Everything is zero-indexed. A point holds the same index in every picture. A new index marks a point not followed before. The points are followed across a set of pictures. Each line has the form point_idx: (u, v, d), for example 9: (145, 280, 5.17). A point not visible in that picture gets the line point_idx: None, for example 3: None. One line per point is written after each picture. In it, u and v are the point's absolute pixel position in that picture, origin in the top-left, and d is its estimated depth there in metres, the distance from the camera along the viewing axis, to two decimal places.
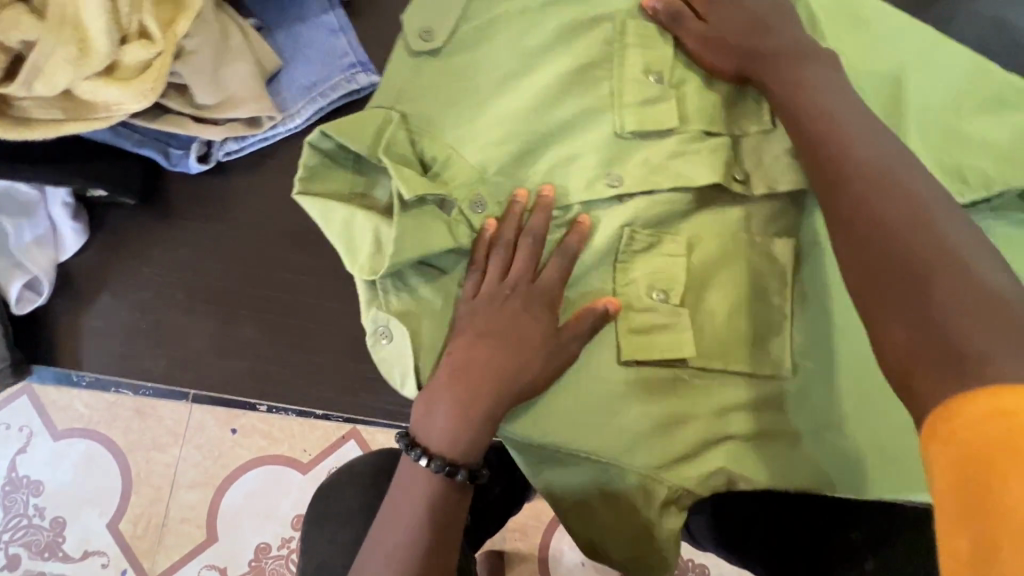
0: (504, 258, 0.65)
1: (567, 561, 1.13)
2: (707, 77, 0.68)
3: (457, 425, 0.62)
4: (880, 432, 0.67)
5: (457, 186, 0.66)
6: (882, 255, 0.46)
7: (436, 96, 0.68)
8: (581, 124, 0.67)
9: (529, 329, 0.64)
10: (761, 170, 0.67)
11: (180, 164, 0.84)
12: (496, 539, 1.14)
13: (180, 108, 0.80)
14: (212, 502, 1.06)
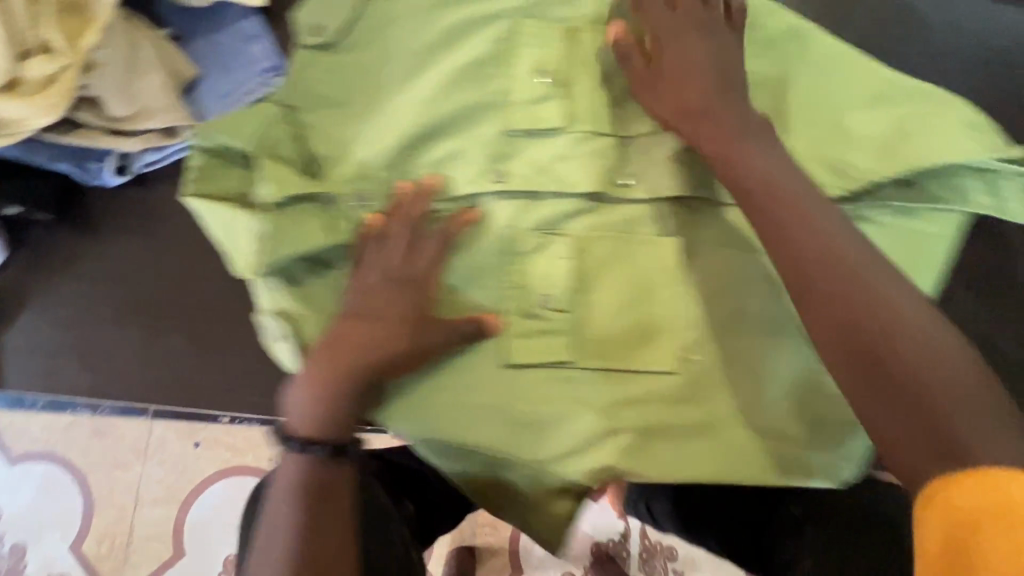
0: (373, 247, 0.53)
1: (539, 553, 1.02)
2: (600, 80, 0.58)
3: (314, 432, 0.49)
4: (798, 456, 0.54)
5: (337, 182, 0.56)
6: (870, 347, 0.43)
7: (320, 101, 0.58)
8: (471, 117, 0.58)
9: (402, 319, 0.52)
10: (646, 176, 0.57)
11: (97, 177, 0.74)
12: (465, 534, 1.03)
13: (93, 120, 0.70)
14: (176, 520, 0.92)
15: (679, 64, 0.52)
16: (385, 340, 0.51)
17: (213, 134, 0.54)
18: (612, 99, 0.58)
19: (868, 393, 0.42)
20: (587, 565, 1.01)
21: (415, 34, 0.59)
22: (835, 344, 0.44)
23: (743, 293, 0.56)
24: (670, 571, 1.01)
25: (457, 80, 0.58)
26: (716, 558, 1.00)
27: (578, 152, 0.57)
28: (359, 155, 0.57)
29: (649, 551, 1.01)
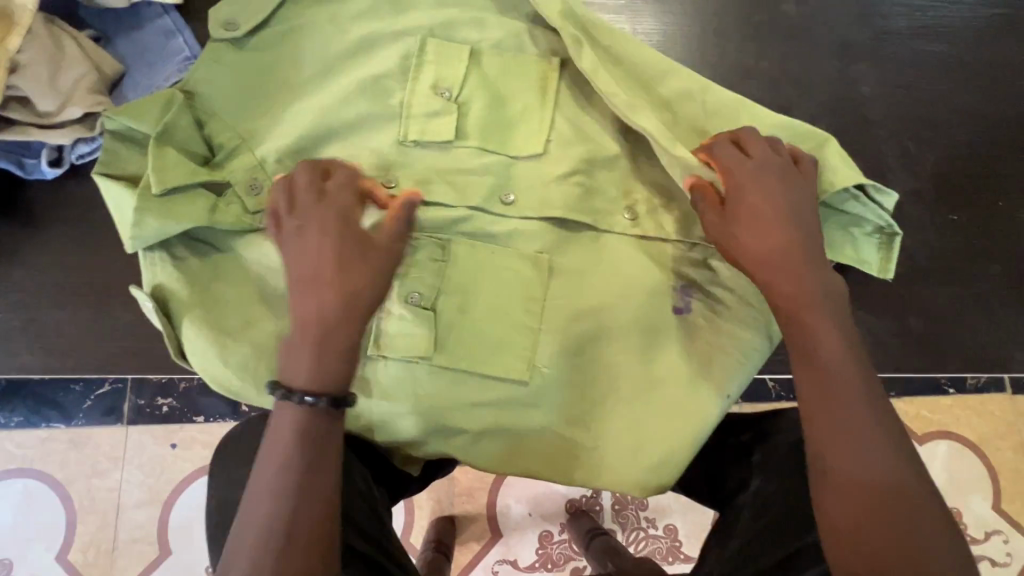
0: (287, 196, 0.52)
1: (515, 514, 1.06)
2: (492, 100, 0.62)
3: (317, 383, 0.48)
4: (635, 432, 0.60)
5: (233, 172, 0.60)
6: (855, 464, 0.47)
7: (224, 100, 0.61)
8: (369, 130, 0.61)
9: (346, 247, 0.50)
10: (526, 199, 0.61)
11: (36, 173, 0.76)
12: (444, 505, 1.06)
13: (25, 119, 0.71)
14: (161, 518, 0.93)
15: (749, 194, 0.53)
16: (350, 271, 0.50)
17: (120, 117, 0.58)
18: (508, 115, 0.62)
19: (819, 397, 0.48)
20: (563, 519, 1.06)
21: (323, 57, 0.62)
22: (807, 353, 0.50)
23: (602, 279, 0.61)
24: (642, 519, 1.06)
25: (359, 96, 0.61)
26: (683, 499, 1.05)
27: (471, 166, 0.61)
28: (259, 150, 0.61)
29: (621, 502, 1.05)
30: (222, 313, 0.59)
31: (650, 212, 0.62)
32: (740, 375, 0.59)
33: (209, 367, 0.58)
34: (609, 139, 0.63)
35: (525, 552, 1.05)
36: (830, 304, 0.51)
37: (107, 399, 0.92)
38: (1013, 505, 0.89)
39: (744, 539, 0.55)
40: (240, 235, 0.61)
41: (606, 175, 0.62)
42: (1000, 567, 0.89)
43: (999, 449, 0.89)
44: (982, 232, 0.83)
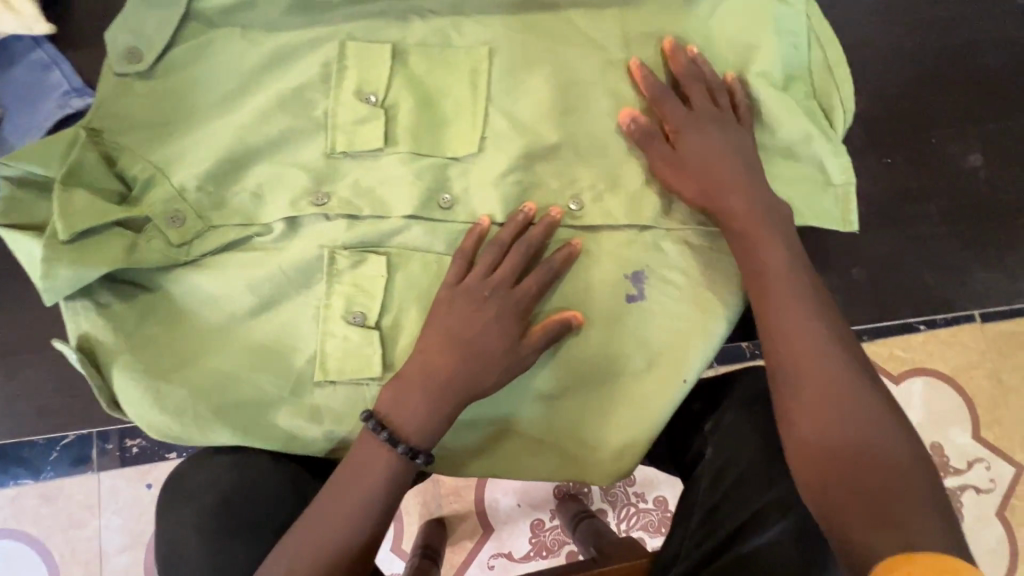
0: (489, 257, 0.55)
1: (504, 506, 1.07)
2: (420, 98, 0.59)
3: (419, 436, 0.52)
4: (603, 421, 0.60)
5: (150, 205, 0.57)
6: (816, 372, 0.50)
7: (133, 130, 0.58)
8: (293, 144, 0.58)
9: (494, 326, 0.54)
10: (466, 198, 0.59)
11: None
12: (432, 507, 1.07)
13: None
14: (148, 560, 0.90)
15: (711, 156, 0.56)
16: (492, 357, 0.54)
17: (18, 163, 0.55)
18: (437, 114, 0.59)
19: (784, 321, 0.51)
20: (552, 507, 1.07)
21: (236, 72, 0.59)
22: (772, 271, 0.53)
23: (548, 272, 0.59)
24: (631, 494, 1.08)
25: (279, 110, 0.58)
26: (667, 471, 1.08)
27: (405, 171, 0.58)
28: (175, 178, 0.57)
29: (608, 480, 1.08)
30: (157, 358, 0.57)
31: (597, 199, 0.59)
32: (697, 356, 0.59)
33: (148, 416, 0.56)
34: (548, 127, 0.59)
35: (519, 543, 1.07)
36: (776, 229, 0.54)
37: (77, 448, 0.89)
38: (990, 431, 0.92)
39: (704, 511, 0.57)
40: (168, 269, 0.58)
41: (548, 167, 0.59)
42: (983, 494, 0.92)
43: (974, 379, 0.92)
44: (927, 173, 0.84)
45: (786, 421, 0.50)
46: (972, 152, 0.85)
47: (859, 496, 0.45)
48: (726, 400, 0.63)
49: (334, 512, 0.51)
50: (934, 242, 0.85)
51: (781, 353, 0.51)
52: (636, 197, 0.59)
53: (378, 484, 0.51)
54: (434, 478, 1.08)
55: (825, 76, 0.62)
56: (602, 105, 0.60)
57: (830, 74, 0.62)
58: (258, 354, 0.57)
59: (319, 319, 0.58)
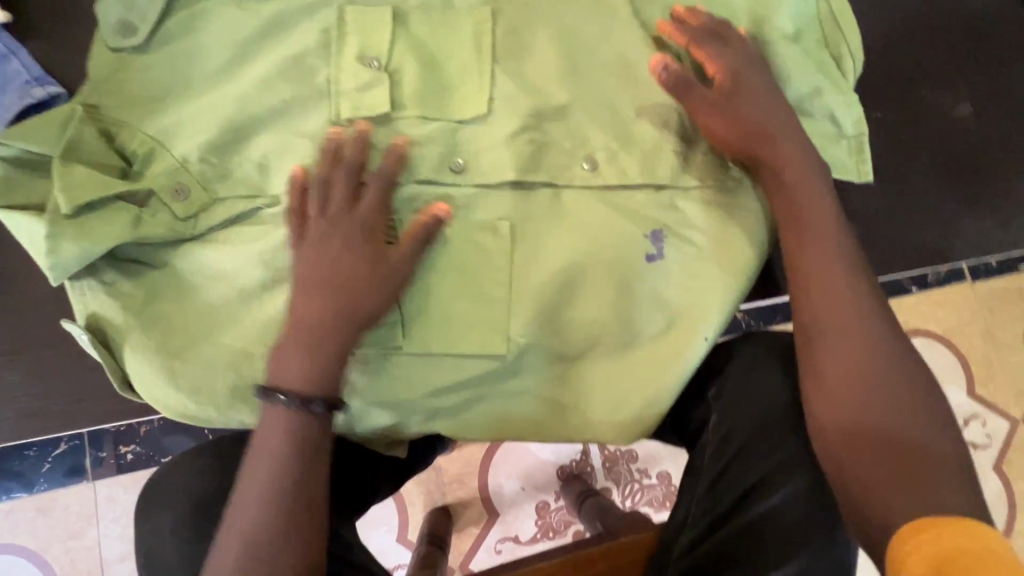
0: (320, 194, 0.52)
1: (509, 491, 1.07)
2: (425, 63, 0.58)
3: (308, 386, 0.49)
4: (620, 383, 0.59)
5: (152, 178, 0.55)
6: (853, 337, 0.51)
7: (133, 106, 0.56)
8: (298, 112, 0.57)
9: (354, 261, 0.51)
10: (477, 162, 0.58)
11: None
12: (436, 497, 1.06)
13: None
14: None
15: (763, 119, 0.56)
16: (355, 281, 0.51)
17: (14, 140, 0.53)
18: (443, 78, 0.58)
19: (825, 286, 0.52)
20: (556, 489, 1.07)
21: (234, 40, 0.57)
22: (812, 238, 0.54)
23: (564, 236, 0.58)
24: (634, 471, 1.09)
25: (282, 78, 0.57)
26: (669, 446, 1.10)
27: (413, 137, 0.57)
28: (177, 151, 0.56)
29: (612, 458, 1.10)
30: (168, 337, 0.55)
31: (611, 160, 0.59)
32: (716, 313, 0.59)
33: (163, 396, 0.55)
34: (556, 89, 0.59)
35: (525, 526, 1.07)
36: (818, 199, 0.55)
37: (72, 457, 0.86)
38: (985, 388, 0.95)
39: (711, 481, 0.56)
40: (173, 244, 0.56)
41: (558, 129, 0.59)
42: (981, 450, 0.95)
43: (969, 337, 0.94)
44: (919, 127, 0.86)
45: (820, 381, 0.51)
46: (959, 103, 0.87)
47: (887, 460, 0.47)
48: (727, 367, 0.62)
49: (248, 496, 0.48)
50: (928, 197, 0.87)
51: (822, 318, 0.52)
52: (651, 156, 0.59)
53: (281, 451, 0.48)
54: (437, 467, 1.07)
55: (826, 30, 0.64)
56: (606, 64, 0.60)
57: (829, 28, 0.64)
58: (271, 331, 0.55)
59: None
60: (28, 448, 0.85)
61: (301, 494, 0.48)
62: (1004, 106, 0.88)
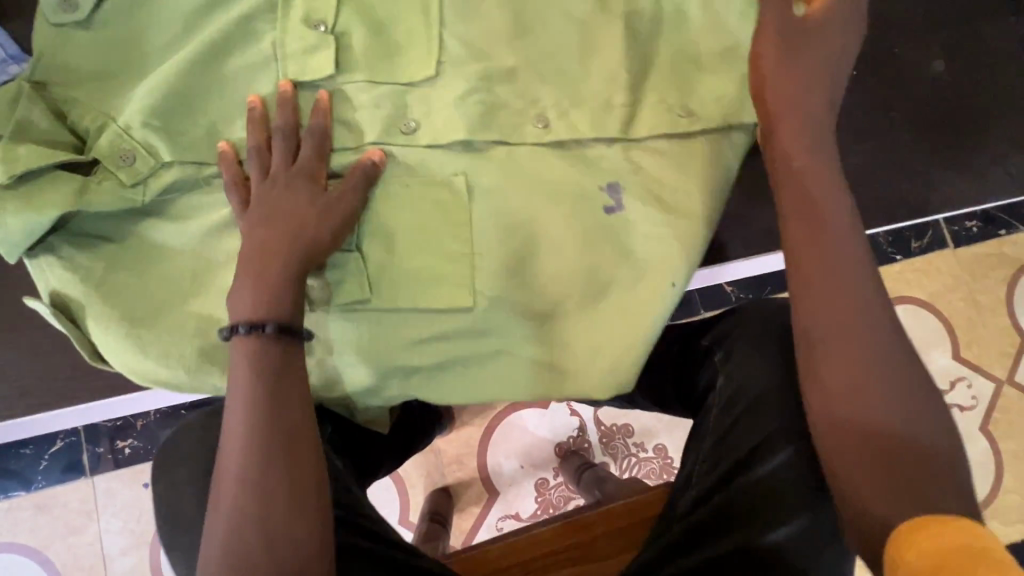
0: (259, 161, 0.56)
1: (508, 470, 1.12)
2: (372, 26, 0.59)
3: (256, 314, 0.52)
4: (590, 330, 0.61)
5: (98, 149, 0.58)
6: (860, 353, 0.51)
7: (95, 85, 0.59)
8: (246, 79, 0.59)
9: (293, 200, 0.55)
10: (429, 122, 0.59)
11: None
12: (437, 477, 1.12)
13: None
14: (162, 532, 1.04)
15: (786, 100, 0.56)
16: (295, 217, 0.54)
17: None
18: (391, 40, 0.59)
19: (831, 301, 0.53)
20: (555, 465, 1.13)
21: (179, 14, 0.58)
22: (820, 251, 0.54)
23: (519, 190, 0.59)
24: (630, 445, 1.14)
25: (227, 48, 0.58)
26: (664, 419, 1.14)
27: (364, 100, 0.59)
28: (122, 119, 0.58)
29: (608, 434, 1.14)
30: (130, 304, 0.58)
31: (562, 116, 0.60)
32: (687, 258, 0.60)
33: (131, 363, 0.58)
34: (503, 49, 0.59)
35: (525, 504, 1.12)
36: (827, 213, 0.55)
37: (65, 456, 1.04)
38: None
39: (716, 439, 0.64)
40: (129, 214, 0.60)
41: (508, 89, 0.59)
42: None
43: None
44: (888, 81, 0.86)
45: (826, 395, 0.52)
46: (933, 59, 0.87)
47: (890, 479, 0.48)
48: (733, 332, 0.69)
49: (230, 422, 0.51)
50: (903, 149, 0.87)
51: (823, 303, 0.53)
52: (600, 113, 0.60)
53: (243, 374, 0.51)
54: (436, 449, 1.12)
55: None
56: (551, 20, 0.60)
57: None
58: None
59: None
60: (25, 448, 1.03)
61: (278, 418, 0.51)
62: (975, 55, 0.88)
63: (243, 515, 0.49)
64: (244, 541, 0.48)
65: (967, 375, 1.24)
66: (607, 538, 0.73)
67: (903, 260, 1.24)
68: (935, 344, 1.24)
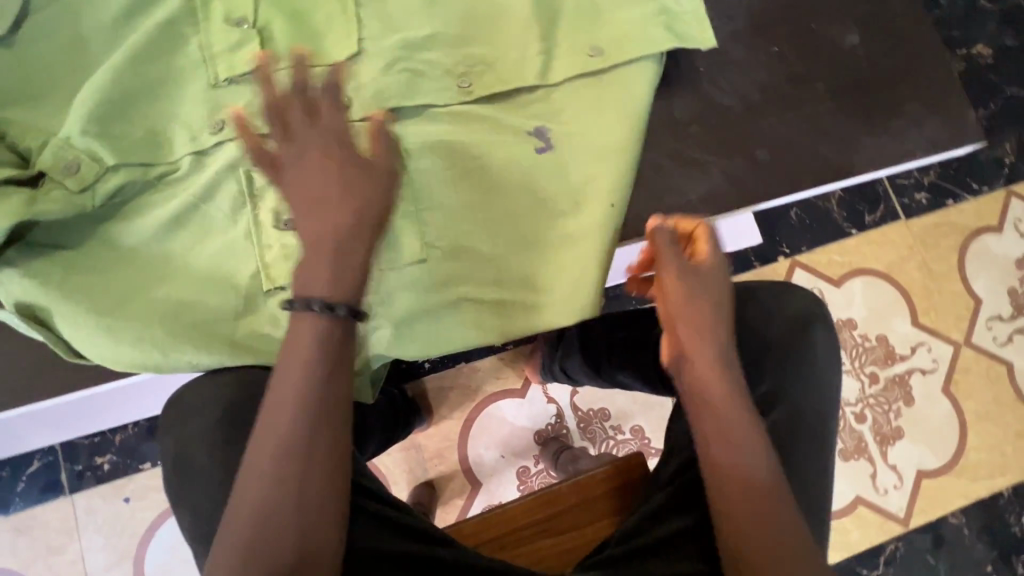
0: (280, 128, 0.54)
1: (489, 460, 1.14)
2: (291, 19, 0.64)
3: (335, 289, 0.52)
4: (554, 262, 0.65)
5: (42, 160, 0.59)
6: (748, 490, 0.56)
7: (22, 104, 0.61)
8: (179, 78, 0.63)
9: (338, 170, 0.53)
10: (358, 96, 0.65)
11: None
12: (419, 473, 1.13)
13: None
14: (143, 545, 1.04)
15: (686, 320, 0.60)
16: (349, 187, 0.53)
17: None
18: (312, 29, 0.65)
19: (719, 442, 0.58)
20: (536, 453, 1.15)
21: (104, 23, 0.62)
22: (711, 407, 0.59)
23: (452, 151, 0.65)
24: (608, 428, 1.17)
25: (154, 52, 0.62)
26: (638, 400, 1.17)
27: (295, 84, 0.64)
28: (62, 132, 0.60)
29: (586, 419, 1.17)
30: (97, 299, 0.60)
31: (483, 73, 0.66)
32: (622, 184, 0.65)
33: (109, 352, 0.59)
34: (419, 20, 0.65)
35: (508, 492, 1.14)
36: (714, 375, 0.59)
37: (44, 476, 1.04)
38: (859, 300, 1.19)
39: None
40: (84, 219, 0.62)
41: (427, 56, 0.65)
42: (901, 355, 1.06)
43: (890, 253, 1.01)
44: None
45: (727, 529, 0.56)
46: None
47: None
48: None
49: (279, 397, 0.52)
50: None
51: (711, 445, 0.58)
52: (518, 63, 0.66)
53: (311, 351, 0.52)
54: (416, 444, 1.13)
55: None
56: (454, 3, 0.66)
57: None
58: (199, 278, 0.62)
59: (260, 235, 0.63)
60: (4, 470, 1.03)
61: (333, 396, 0.52)
62: None
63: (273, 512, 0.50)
64: (276, 537, 0.50)
65: (927, 340, 1.28)
66: (579, 507, 0.75)
67: (859, 233, 1.29)
68: (895, 313, 1.29)
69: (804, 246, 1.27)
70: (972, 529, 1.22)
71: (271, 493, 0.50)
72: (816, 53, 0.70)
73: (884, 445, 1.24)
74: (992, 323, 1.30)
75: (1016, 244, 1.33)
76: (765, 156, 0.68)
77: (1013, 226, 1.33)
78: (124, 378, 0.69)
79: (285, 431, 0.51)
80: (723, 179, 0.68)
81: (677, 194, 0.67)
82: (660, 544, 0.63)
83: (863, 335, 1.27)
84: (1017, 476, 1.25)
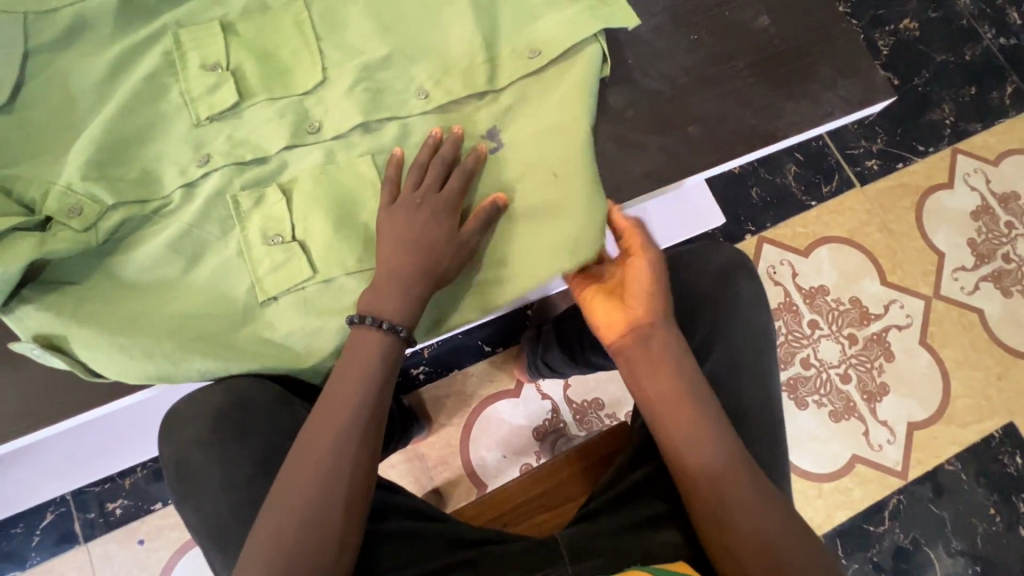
0: (416, 176, 0.67)
1: (493, 461, 1.17)
2: (260, 58, 0.71)
3: (400, 316, 0.63)
4: (528, 244, 0.70)
5: (49, 206, 0.65)
6: (699, 425, 0.62)
7: (23, 159, 0.67)
8: (163, 122, 0.69)
9: (435, 228, 0.65)
10: (329, 118, 0.71)
11: None
12: (425, 482, 1.15)
13: None
14: None
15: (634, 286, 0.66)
16: (439, 244, 0.65)
17: None
18: (280, 65, 0.71)
19: (671, 390, 0.63)
20: (536, 449, 1.18)
21: (93, 82, 0.68)
22: (664, 357, 0.64)
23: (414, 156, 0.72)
24: (604, 417, 1.20)
25: (141, 100, 0.69)
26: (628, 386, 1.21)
27: (268, 114, 0.70)
28: (63, 180, 0.66)
29: (581, 410, 1.20)
30: (109, 321, 0.65)
31: (437, 84, 0.73)
32: (581, 157, 0.70)
33: (124, 368, 0.64)
34: (376, 46, 0.73)
35: None
36: (667, 331, 0.65)
37: (57, 527, 1.06)
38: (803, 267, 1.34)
39: None
40: (90, 253, 0.68)
41: (386, 77, 0.73)
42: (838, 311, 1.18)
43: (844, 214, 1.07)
44: None
45: (682, 462, 0.62)
46: None
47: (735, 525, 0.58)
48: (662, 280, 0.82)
49: (338, 396, 0.61)
50: None
51: (664, 389, 0.63)
52: (467, 72, 0.73)
53: (370, 358, 0.62)
54: (418, 454, 1.16)
55: None
56: (405, 29, 0.73)
57: None
58: (198, 295, 0.68)
59: (251, 251, 0.68)
60: (16, 526, 1.05)
61: (377, 398, 0.62)
62: None
63: (305, 512, 0.57)
64: (307, 511, 0.57)
65: (898, 297, 1.33)
66: (561, 486, 0.78)
67: (818, 204, 1.36)
68: (863, 275, 1.34)
69: (769, 222, 1.34)
70: (969, 474, 1.25)
71: (315, 491, 0.57)
72: (734, 36, 0.78)
73: (871, 402, 1.27)
74: (958, 274, 1.36)
75: (969, 198, 1.40)
76: (697, 131, 0.75)
77: (962, 181, 1.41)
78: (132, 397, 0.70)
79: (334, 424, 0.60)
80: (662, 156, 0.74)
81: (622, 173, 0.74)
82: (627, 494, 0.68)
83: (837, 299, 1.32)
84: (1004, 417, 1.28)
